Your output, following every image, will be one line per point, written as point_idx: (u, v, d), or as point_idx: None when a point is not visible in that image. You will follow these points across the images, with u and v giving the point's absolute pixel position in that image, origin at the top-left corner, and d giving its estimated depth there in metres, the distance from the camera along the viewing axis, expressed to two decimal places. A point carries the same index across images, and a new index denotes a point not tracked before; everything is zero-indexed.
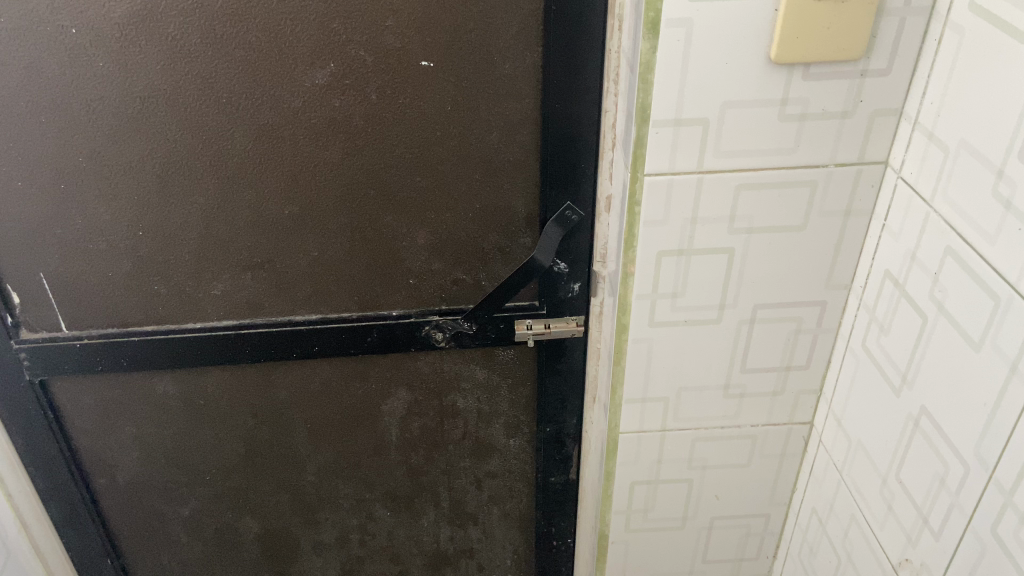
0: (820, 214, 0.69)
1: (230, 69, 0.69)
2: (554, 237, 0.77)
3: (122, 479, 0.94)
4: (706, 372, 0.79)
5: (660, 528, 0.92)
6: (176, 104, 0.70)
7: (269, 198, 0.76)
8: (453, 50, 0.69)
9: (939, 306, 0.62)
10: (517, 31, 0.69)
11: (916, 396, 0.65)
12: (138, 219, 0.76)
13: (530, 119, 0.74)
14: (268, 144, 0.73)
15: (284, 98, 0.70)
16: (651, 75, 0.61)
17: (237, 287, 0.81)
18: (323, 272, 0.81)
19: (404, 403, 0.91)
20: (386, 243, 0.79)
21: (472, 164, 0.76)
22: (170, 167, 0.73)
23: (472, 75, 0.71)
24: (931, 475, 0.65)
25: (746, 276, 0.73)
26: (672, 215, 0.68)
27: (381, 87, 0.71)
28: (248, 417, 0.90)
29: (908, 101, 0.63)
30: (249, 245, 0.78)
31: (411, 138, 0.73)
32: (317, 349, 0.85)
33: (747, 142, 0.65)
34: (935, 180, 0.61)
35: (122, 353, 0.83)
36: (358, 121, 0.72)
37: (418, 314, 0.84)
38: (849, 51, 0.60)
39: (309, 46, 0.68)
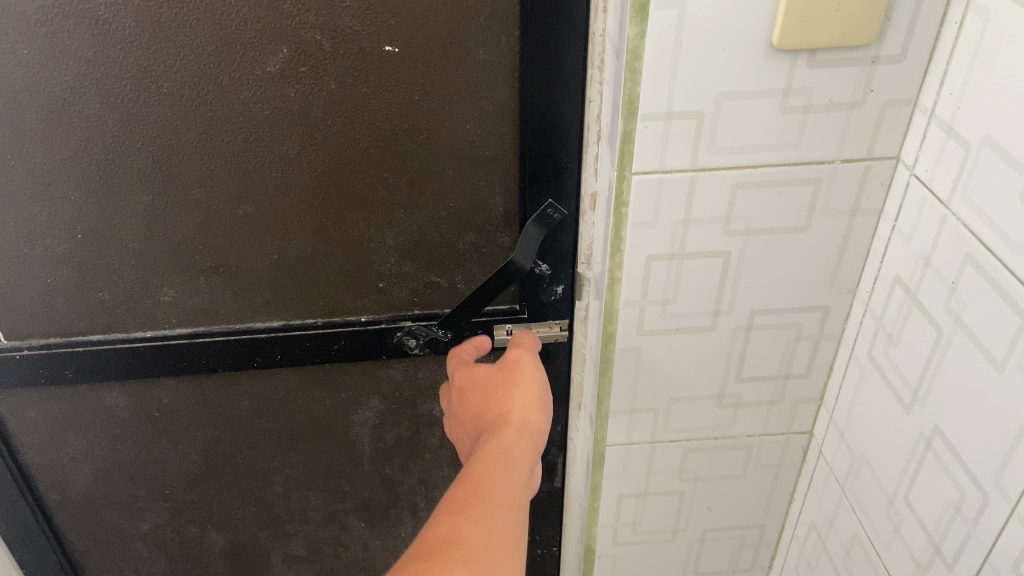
0: (823, 214, 0.63)
1: (171, 56, 0.62)
2: (534, 239, 0.71)
3: (75, 495, 0.89)
4: (699, 381, 0.73)
5: (649, 541, 0.87)
6: (111, 94, 0.63)
7: (222, 197, 0.69)
8: (420, 35, 0.63)
9: (956, 318, 0.56)
10: (491, 13, 0.62)
11: (929, 414, 0.60)
12: (76, 220, 0.69)
13: (507, 109, 0.67)
14: (217, 138, 0.66)
15: (232, 88, 0.64)
16: (640, 63, 0.55)
17: (190, 293, 0.75)
18: (284, 275, 0.75)
19: (376, 413, 0.86)
20: (354, 243, 0.74)
21: (445, 159, 0.69)
22: (109, 163, 0.66)
23: (443, 62, 0.64)
24: (944, 500, 0.59)
25: (742, 281, 0.67)
26: (662, 216, 0.62)
27: (342, 76, 0.64)
28: (208, 429, 0.85)
29: (924, 91, 0.57)
30: (202, 247, 0.72)
31: (376, 131, 0.67)
32: (280, 357, 0.79)
33: (745, 137, 0.59)
34: (953, 180, 0.55)
35: (67, 364, 0.77)
36: (316, 112, 0.66)
37: (389, 320, 0.78)
38: (859, 36, 0.54)
39: (258, 30, 0.61)
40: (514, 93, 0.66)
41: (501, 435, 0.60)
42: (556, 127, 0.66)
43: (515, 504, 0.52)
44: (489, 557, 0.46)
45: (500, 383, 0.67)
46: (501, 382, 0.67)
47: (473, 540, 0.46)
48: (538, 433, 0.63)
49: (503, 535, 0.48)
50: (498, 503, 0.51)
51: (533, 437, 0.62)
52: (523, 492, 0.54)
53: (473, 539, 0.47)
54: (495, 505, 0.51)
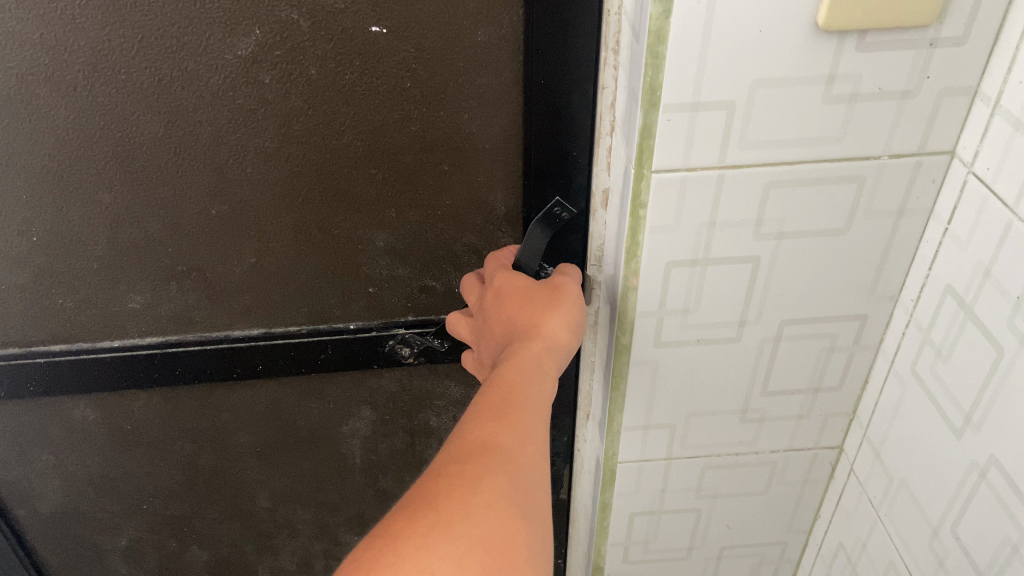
0: (866, 215, 0.56)
1: (128, 39, 0.57)
2: (542, 244, 0.62)
3: (43, 508, 0.91)
4: (721, 396, 0.67)
5: (662, 560, 0.81)
6: (61, 85, 0.58)
7: (193, 195, 0.65)
8: (409, 15, 0.57)
9: (1022, 338, 0.49)
10: None
11: (984, 442, 0.54)
12: (29, 222, 0.65)
13: (513, 95, 0.62)
14: (185, 128, 0.61)
15: (199, 74, 0.59)
16: (663, 48, 0.47)
17: (159, 300, 0.72)
18: (266, 282, 0.72)
19: (367, 424, 0.85)
20: (342, 245, 0.70)
21: (439, 154, 0.65)
22: (63, 162, 0.62)
23: (436, 45, 0.59)
24: (1000, 538, 0.53)
25: (772, 288, 0.60)
26: (684, 219, 0.55)
27: (322, 60, 0.59)
28: (187, 443, 0.86)
29: (987, 78, 0.50)
30: (174, 251, 0.69)
31: (362, 122, 0.62)
32: (261, 367, 0.77)
33: (782, 131, 0.51)
34: (1020, 180, 0.48)
35: (28, 376, 0.76)
36: (295, 100, 0.61)
37: (380, 328, 0.76)
38: (917, 14, 0.46)
39: (227, 10, 0.56)
40: (518, 79, 0.61)
41: (530, 340, 0.54)
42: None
43: (544, 415, 0.49)
44: (528, 467, 0.44)
45: (537, 293, 0.58)
46: (537, 292, 0.58)
47: (513, 450, 0.44)
48: (570, 346, 0.57)
49: (536, 446, 0.46)
50: (533, 410, 0.48)
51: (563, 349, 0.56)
52: (549, 401, 0.51)
53: (512, 447, 0.45)
54: (529, 406, 0.48)
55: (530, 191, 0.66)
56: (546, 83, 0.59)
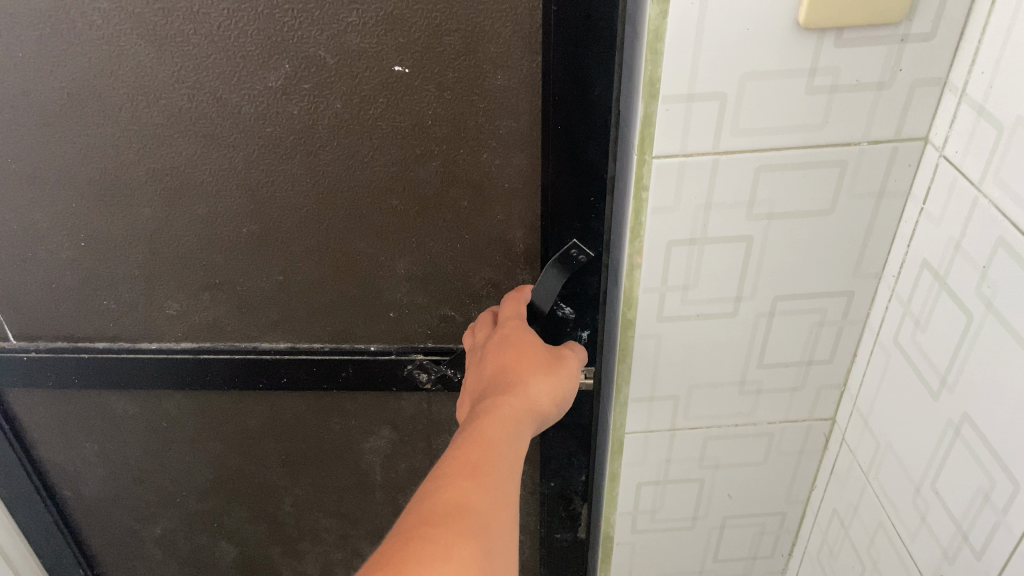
0: (850, 196, 0.62)
1: (167, 68, 0.63)
2: (557, 283, 0.71)
3: (87, 491, 0.97)
4: (720, 368, 0.72)
5: (668, 529, 0.87)
6: (107, 106, 0.65)
7: (226, 215, 0.72)
8: (430, 56, 0.63)
9: (988, 303, 0.55)
10: (512, 36, 0.62)
11: (958, 402, 0.59)
12: (78, 228, 0.73)
13: (531, 139, 0.68)
14: (219, 151, 0.67)
15: (233, 102, 0.65)
16: (661, 45, 0.53)
17: (194, 307, 0.79)
18: (293, 299, 0.78)
19: (387, 442, 0.91)
20: (365, 270, 0.76)
21: (457, 187, 0.70)
22: (108, 177, 0.69)
23: (457, 86, 0.64)
24: (973, 488, 0.58)
25: (765, 265, 0.65)
26: (683, 201, 0.61)
27: (347, 95, 0.64)
28: (217, 444, 0.92)
29: (955, 70, 0.55)
30: (209, 265, 0.75)
31: (384, 154, 0.68)
32: (285, 380, 0.83)
33: (770, 120, 0.57)
34: (984, 161, 0.53)
35: (72, 370, 0.83)
36: (322, 130, 0.66)
37: (400, 351, 0.82)
38: (886, 13, 0.52)
39: (260, 45, 0.62)
40: (534, 119, 0.66)
41: (513, 403, 0.61)
42: (581, 132, 0.64)
43: (512, 484, 0.54)
44: (496, 535, 0.48)
45: (530, 362, 0.66)
46: (531, 362, 0.66)
47: (484, 515, 0.49)
48: (544, 414, 0.65)
49: (503, 516, 0.51)
50: (504, 478, 0.53)
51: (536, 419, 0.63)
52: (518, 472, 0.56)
53: (484, 514, 0.49)
54: (501, 475, 0.53)
55: (546, 233, 0.72)
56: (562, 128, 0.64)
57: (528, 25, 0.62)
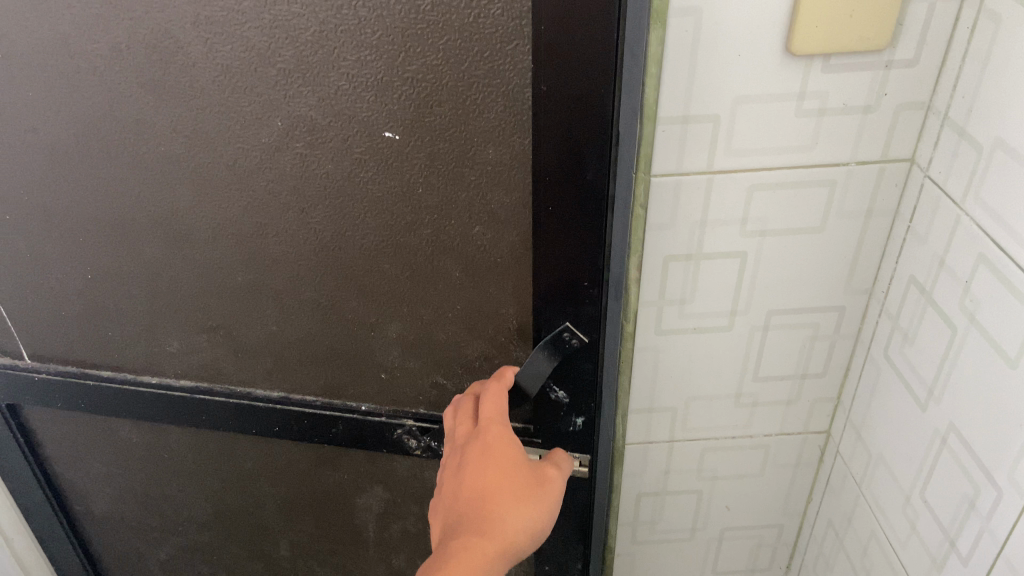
0: (839, 215, 0.64)
1: (166, 117, 0.63)
2: (547, 366, 0.68)
3: (95, 508, 1.01)
4: (717, 381, 0.75)
5: (667, 540, 0.88)
6: (110, 149, 0.66)
7: (222, 260, 0.72)
8: (421, 125, 0.60)
9: (971, 317, 0.57)
10: (503, 109, 0.59)
11: (944, 412, 0.61)
12: (85, 261, 0.75)
13: (524, 216, 0.64)
14: (215, 199, 0.68)
15: (228, 154, 0.65)
16: (655, 69, 0.56)
17: (191, 347, 0.80)
18: (286, 351, 0.78)
19: (380, 500, 0.91)
20: (357, 329, 0.75)
21: (447, 257, 0.68)
22: (112, 215, 0.71)
23: (447, 157, 0.62)
24: (959, 496, 0.60)
25: (759, 280, 0.68)
26: (679, 218, 0.64)
27: (336, 158, 0.63)
28: (215, 482, 0.94)
29: (937, 94, 0.58)
30: (206, 307, 0.76)
31: (373, 218, 0.66)
32: (277, 429, 0.84)
33: (762, 141, 0.60)
34: (966, 181, 0.56)
35: (79, 395, 0.86)
36: (313, 190, 0.66)
37: (390, 415, 0.81)
38: (871, 41, 0.55)
39: (256, 102, 0.61)
40: (528, 198, 0.63)
41: (485, 547, 0.58)
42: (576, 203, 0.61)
43: None
44: None
45: (510, 489, 0.62)
46: (510, 487, 0.62)
47: None
48: (520, 547, 0.62)
49: None
50: None
51: (511, 552, 0.60)
52: None
53: None
54: None
55: (542, 317, 0.69)
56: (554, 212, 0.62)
57: (520, 101, 0.58)
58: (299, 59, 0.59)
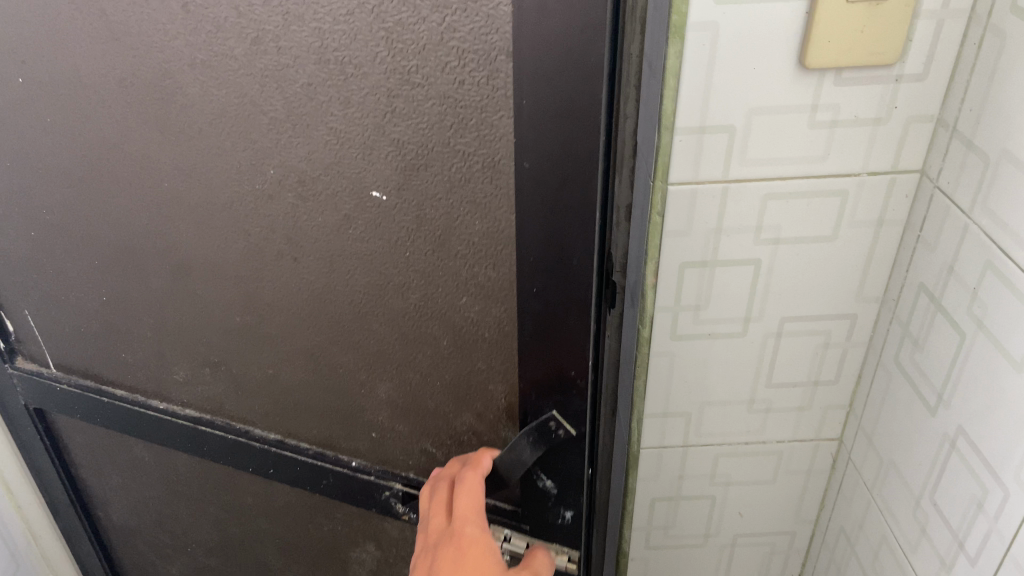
0: (851, 225, 0.66)
1: (173, 160, 0.66)
2: (529, 454, 0.67)
3: (116, 516, 1.06)
4: (731, 386, 0.77)
5: (680, 545, 0.90)
6: (125, 183, 0.69)
7: (223, 299, 0.74)
8: (409, 189, 0.60)
9: (979, 322, 0.59)
10: (489, 181, 0.58)
11: (953, 416, 0.63)
12: (101, 284, 0.79)
13: (509, 292, 0.63)
14: (217, 239, 0.70)
15: (228, 198, 0.66)
16: (673, 81, 0.59)
17: (198, 379, 0.83)
18: (284, 394, 0.80)
19: (372, 556, 0.93)
20: (348, 380, 0.76)
21: (433, 322, 0.68)
22: (126, 249, 0.74)
23: (434, 224, 0.62)
24: (968, 498, 0.61)
25: (772, 288, 0.70)
26: (695, 225, 0.66)
27: (327, 213, 0.64)
28: (221, 512, 0.97)
29: (946, 108, 0.60)
30: (211, 342, 0.79)
31: (362, 274, 0.67)
32: (272, 471, 0.86)
33: (776, 151, 0.62)
34: (974, 190, 0.58)
35: (95, 411, 0.90)
36: (307, 243, 0.67)
37: (380, 474, 0.81)
38: (882, 55, 0.57)
39: (252, 152, 0.63)
40: (511, 275, 0.62)
41: None
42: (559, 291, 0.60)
43: None
44: None
45: None
46: None
47: None
48: None
49: None
50: None
51: None
52: None
53: None
54: None
55: (527, 399, 0.68)
56: (538, 293, 0.61)
57: (504, 177, 0.57)
58: (291, 111, 0.59)
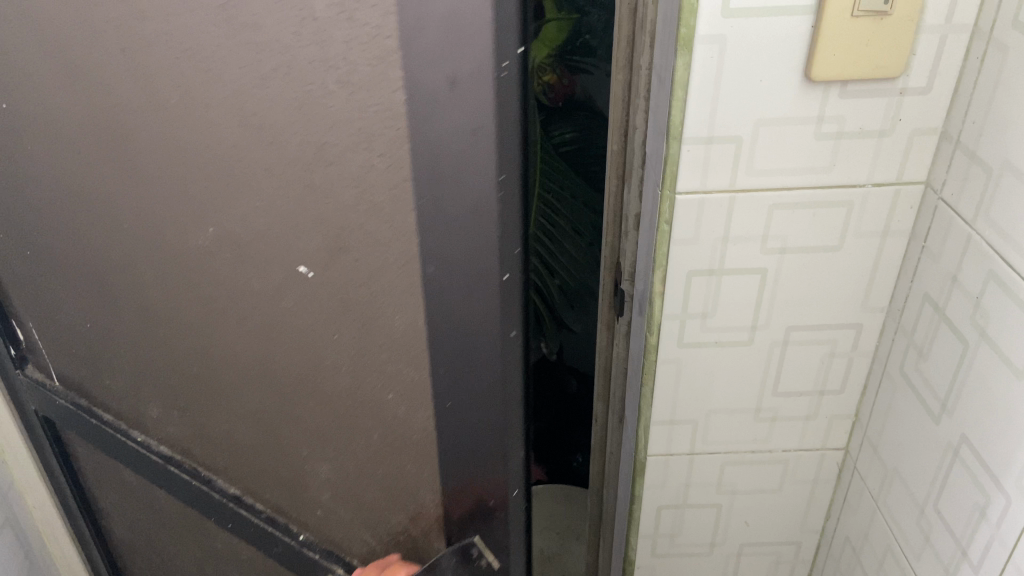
0: (856, 235, 0.68)
1: (123, 194, 0.59)
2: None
3: (122, 530, 1.08)
4: (738, 395, 0.78)
5: (686, 554, 0.90)
6: (87, 207, 0.64)
7: (178, 344, 0.68)
8: (336, 267, 0.50)
9: (981, 332, 0.59)
10: (399, 265, 0.48)
11: (957, 425, 0.63)
12: (87, 310, 0.76)
13: (420, 394, 0.53)
14: (167, 281, 0.63)
15: (173, 245, 0.60)
16: (682, 92, 0.60)
17: (167, 418, 0.77)
18: (237, 452, 0.72)
19: None
20: (290, 457, 0.67)
21: (364, 410, 0.58)
22: (98, 274, 0.70)
23: (354, 310, 0.52)
24: (971, 506, 0.62)
25: (778, 297, 0.71)
26: (703, 234, 0.67)
27: (258, 275, 0.55)
28: (194, 550, 0.96)
29: (950, 120, 0.62)
30: (175, 385, 0.72)
31: (294, 348, 0.58)
32: (230, 525, 0.76)
33: (781, 162, 0.64)
34: (977, 202, 0.59)
35: (83, 426, 0.87)
36: (247, 304, 0.58)
37: (323, 554, 0.68)
38: (888, 69, 0.59)
39: (185, 204, 0.55)
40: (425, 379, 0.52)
41: None
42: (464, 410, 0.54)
43: None
44: None
45: None
46: None
47: None
48: None
49: None
50: None
51: None
52: None
53: None
54: None
55: (447, 523, 0.58)
56: (450, 408, 0.52)
57: (415, 270, 0.47)
58: (211, 158, 0.51)
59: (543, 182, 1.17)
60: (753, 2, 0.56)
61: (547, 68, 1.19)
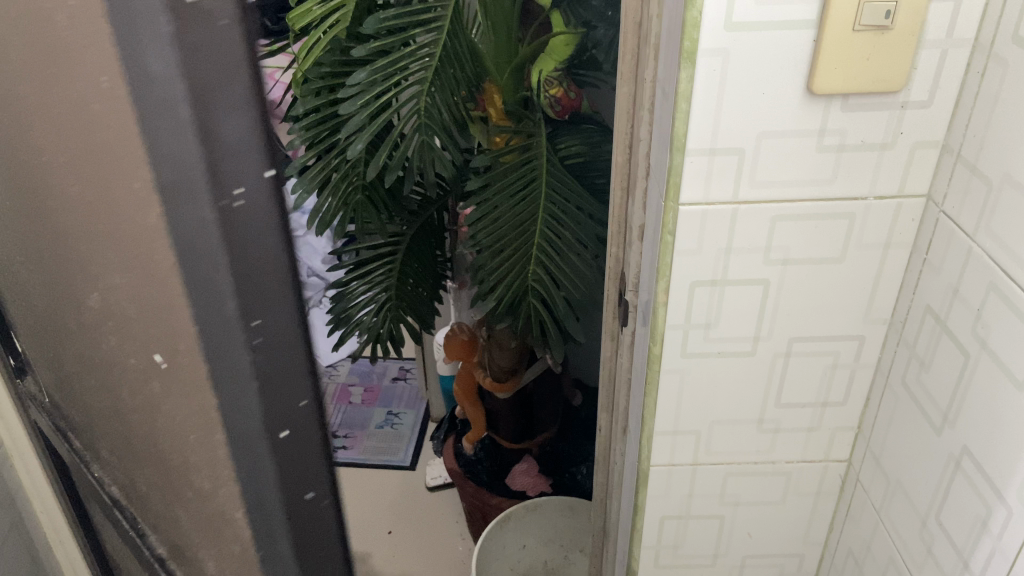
0: (858, 247, 0.68)
1: (47, 233, 0.54)
2: None
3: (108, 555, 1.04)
4: (741, 405, 0.78)
5: (689, 565, 0.90)
6: (29, 240, 0.60)
7: (103, 395, 0.61)
8: (172, 364, 0.40)
9: (982, 343, 0.60)
10: (203, 380, 0.36)
11: (958, 436, 0.64)
12: (47, 338, 0.72)
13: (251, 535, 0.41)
14: (85, 329, 0.57)
15: (82, 294, 0.53)
16: (685, 105, 0.61)
17: (107, 463, 0.71)
18: (159, 519, 0.64)
19: None
20: (189, 542, 0.58)
21: (223, 526, 0.46)
22: (46, 307, 0.66)
23: (192, 416, 0.41)
24: (973, 517, 0.62)
25: (780, 308, 0.71)
26: (705, 245, 0.68)
27: (132, 348, 0.46)
28: None
29: (950, 133, 0.62)
30: (108, 435, 0.66)
31: (168, 435, 0.48)
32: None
33: (783, 174, 0.64)
34: (977, 215, 0.59)
35: (63, 443, 0.85)
36: (133, 376, 0.49)
37: None
38: (888, 82, 0.60)
39: (80, 256, 0.49)
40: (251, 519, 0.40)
41: None
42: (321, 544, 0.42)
43: None
44: None
45: None
46: None
47: None
48: None
49: None
50: None
51: None
52: None
53: None
54: None
55: None
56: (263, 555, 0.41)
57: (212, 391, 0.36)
58: (83, 211, 0.43)
59: (549, 194, 1.18)
60: (755, 16, 0.57)
61: (554, 79, 1.22)
